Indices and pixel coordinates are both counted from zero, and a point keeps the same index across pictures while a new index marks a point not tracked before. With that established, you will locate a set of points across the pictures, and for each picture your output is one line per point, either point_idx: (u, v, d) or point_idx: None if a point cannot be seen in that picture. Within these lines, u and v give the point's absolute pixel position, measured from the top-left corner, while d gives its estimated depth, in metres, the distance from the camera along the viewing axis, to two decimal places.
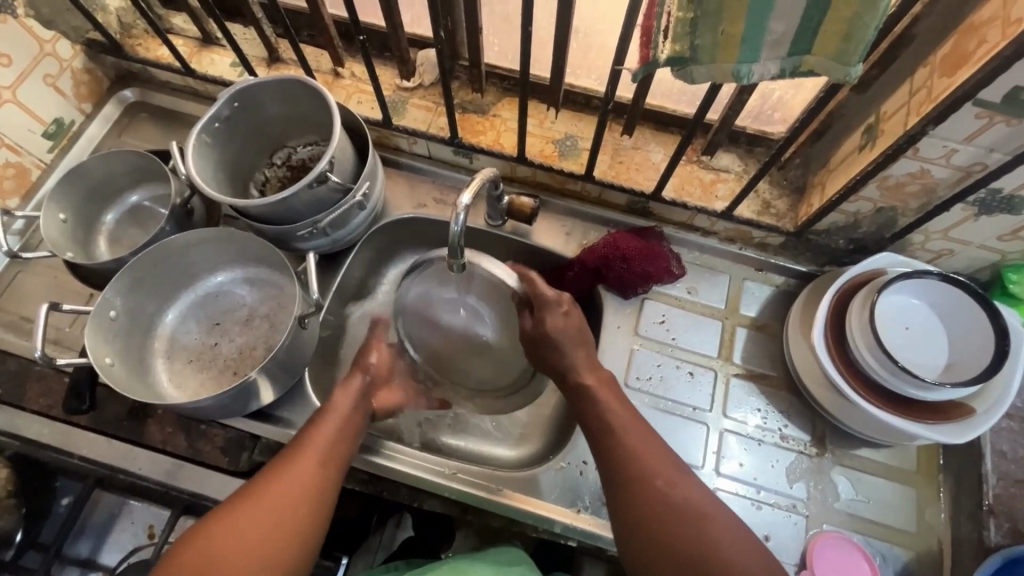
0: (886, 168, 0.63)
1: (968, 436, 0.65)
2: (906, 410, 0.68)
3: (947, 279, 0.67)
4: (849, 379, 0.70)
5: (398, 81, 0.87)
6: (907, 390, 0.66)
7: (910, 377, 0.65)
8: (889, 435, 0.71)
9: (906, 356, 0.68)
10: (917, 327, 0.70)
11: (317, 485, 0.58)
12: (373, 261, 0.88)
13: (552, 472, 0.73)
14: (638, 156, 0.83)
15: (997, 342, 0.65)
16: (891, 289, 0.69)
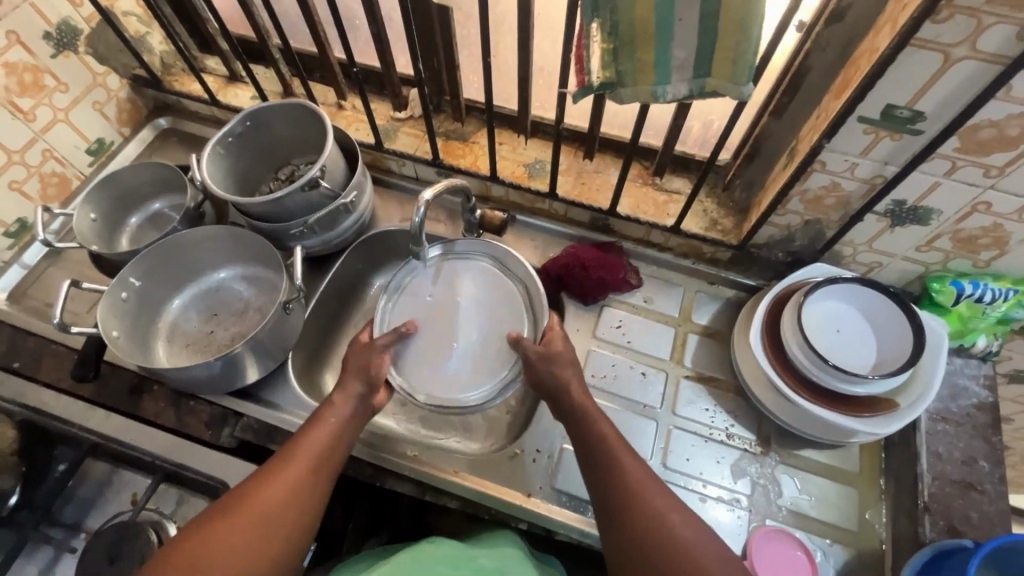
0: (802, 181, 0.71)
1: (892, 427, 0.70)
2: (838, 407, 0.73)
3: (868, 283, 0.74)
4: (785, 378, 0.75)
5: (392, 112, 1.00)
6: (837, 386, 0.71)
7: (837, 373, 0.70)
8: (827, 432, 0.75)
9: (838, 357, 0.74)
10: (848, 330, 0.75)
11: (310, 486, 0.63)
12: (362, 268, 0.98)
13: (507, 457, 0.78)
14: (598, 178, 0.93)
15: (914, 339, 0.71)
16: (820, 293, 0.75)
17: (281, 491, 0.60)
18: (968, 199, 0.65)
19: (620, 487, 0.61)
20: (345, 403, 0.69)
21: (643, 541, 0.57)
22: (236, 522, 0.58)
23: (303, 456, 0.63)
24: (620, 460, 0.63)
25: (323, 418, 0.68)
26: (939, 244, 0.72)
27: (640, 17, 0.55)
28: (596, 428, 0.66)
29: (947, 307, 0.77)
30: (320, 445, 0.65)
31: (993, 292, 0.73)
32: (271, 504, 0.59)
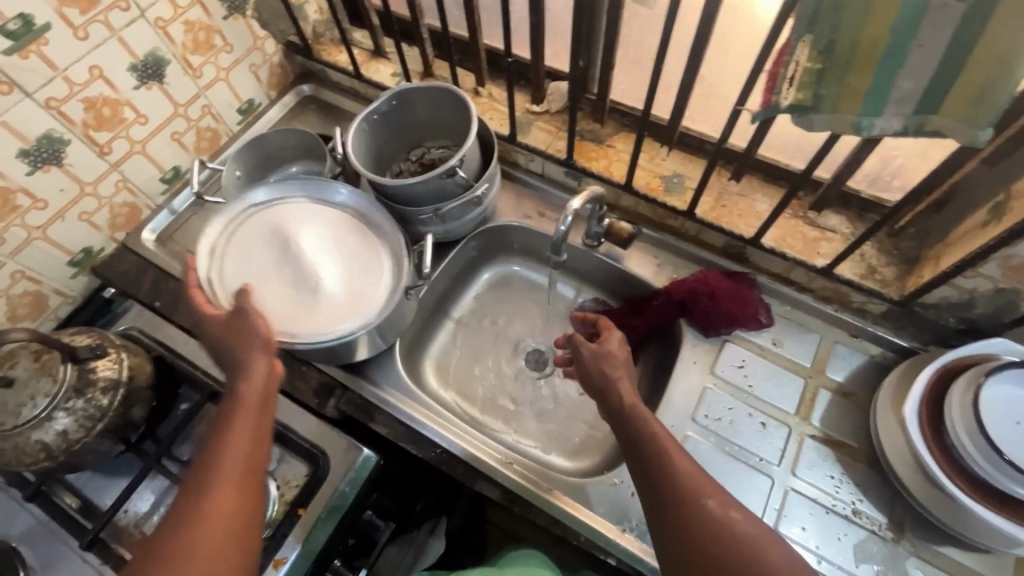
0: (1012, 245, 0.61)
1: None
2: (1012, 512, 0.62)
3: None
4: (942, 464, 0.65)
5: (529, 104, 0.97)
6: (1010, 488, 0.61)
7: (1015, 472, 0.59)
8: (983, 536, 0.65)
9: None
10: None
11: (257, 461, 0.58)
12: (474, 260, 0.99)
13: (604, 485, 0.74)
14: (742, 203, 0.85)
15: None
16: (1008, 375, 0.63)
17: (216, 501, 0.53)
18: None
19: (670, 494, 0.57)
20: (246, 377, 0.61)
21: (701, 546, 0.53)
22: (198, 536, 0.51)
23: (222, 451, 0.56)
24: (671, 456, 0.59)
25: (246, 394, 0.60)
26: None
27: (868, 37, 0.48)
28: (649, 429, 0.62)
29: None
30: (252, 422, 0.59)
31: None
32: (223, 503, 0.53)
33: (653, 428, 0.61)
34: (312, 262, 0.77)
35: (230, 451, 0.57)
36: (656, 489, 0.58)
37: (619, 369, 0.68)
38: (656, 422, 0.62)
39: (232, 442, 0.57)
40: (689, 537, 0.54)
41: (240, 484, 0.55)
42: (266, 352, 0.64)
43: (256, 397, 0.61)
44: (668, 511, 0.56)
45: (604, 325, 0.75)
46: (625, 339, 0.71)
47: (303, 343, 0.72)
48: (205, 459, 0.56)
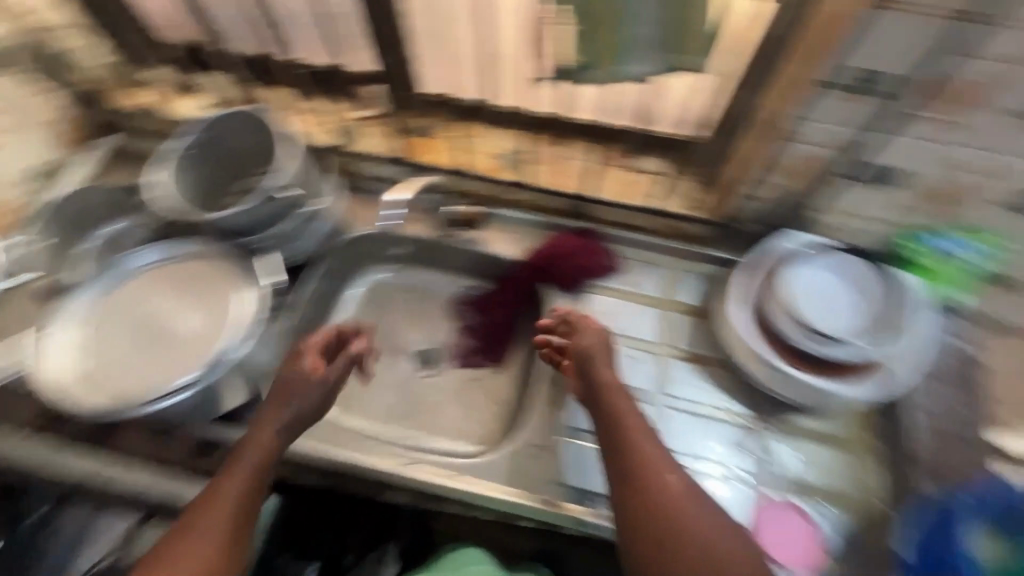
0: (776, 151, 0.72)
1: (873, 386, 0.73)
2: (824, 370, 0.75)
3: (850, 255, 0.78)
4: (770, 347, 0.78)
5: (355, 113, 0.98)
6: (822, 351, 0.73)
7: (821, 338, 0.72)
8: (815, 399, 0.76)
9: (829, 322, 0.74)
10: (833, 295, 0.76)
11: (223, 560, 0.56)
12: (338, 278, 0.97)
13: (506, 455, 0.78)
14: (571, 165, 0.92)
15: (886, 302, 0.75)
16: (803, 263, 0.78)
17: None
18: (942, 157, 0.65)
19: (645, 512, 0.56)
20: (240, 460, 0.61)
21: (660, 526, 0.55)
22: None
23: (193, 537, 0.55)
24: (635, 436, 0.61)
25: (231, 477, 0.60)
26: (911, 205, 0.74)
27: None
28: (625, 412, 0.63)
29: (917, 264, 0.77)
30: (226, 513, 0.57)
31: (959, 245, 0.72)
32: None
33: (639, 440, 0.60)
34: (176, 318, 0.79)
35: (196, 542, 0.55)
36: (624, 475, 0.59)
37: (609, 362, 0.69)
38: (639, 432, 0.61)
39: (198, 533, 0.55)
40: (658, 552, 0.54)
41: None
42: (291, 429, 0.67)
43: (243, 484, 0.60)
44: (633, 497, 0.57)
45: (577, 317, 0.76)
46: (604, 329, 0.74)
47: (190, 379, 0.72)
48: (171, 544, 0.55)
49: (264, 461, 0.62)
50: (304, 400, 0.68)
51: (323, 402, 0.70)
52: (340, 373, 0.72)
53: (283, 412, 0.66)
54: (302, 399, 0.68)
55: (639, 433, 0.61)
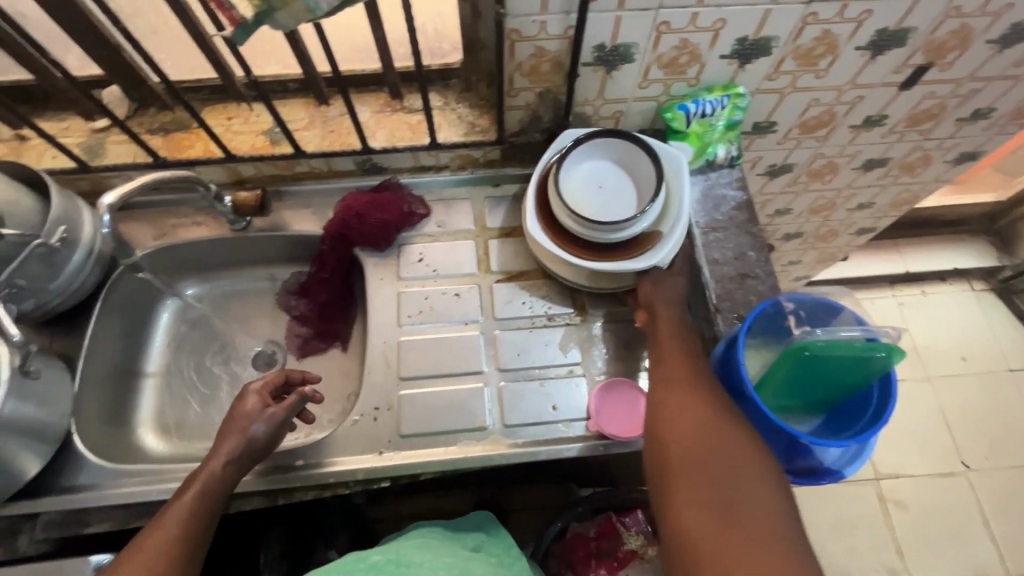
0: (511, 54, 0.72)
1: (659, 255, 0.76)
2: (615, 252, 0.77)
3: (615, 133, 0.77)
4: (568, 247, 0.77)
5: (90, 124, 0.86)
6: (605, 238, 0.75)
7: (600, 225, 0.73)
8: (623, 278, 0.80)
9: (602, 210, 0.77)
10: (609, 182, 0.78)
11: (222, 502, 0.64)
12: (137, 307, 0.88)
13: (347, 427, 0.76)
14: (344, 121, 0.88)
15: (654, 171, 0.76)
16: (574, 155, 0.78)
17: (169, 525, 0.60)
18: (650, 25, 0.69)
19: (669, 405, 0.65)
20: (238, 421, 0.68)
21: (675, 424, 0.62)
22: (144, 549, 0.57)
23: (197, 480, 0.63)
24: (664, 346, 0.72)
25: (230, 426, 0.68)
26: (652, 76, 0.77)
27: None
28: (667, 339, 0.72)
29: (684, 131, 0.83)
30: (226, 464, 0.65)
31: (711, 104, 0.80)
32: (178, 527, 0.60)
33: (679, 361, 0.69)
34: None
35: (197, 483, 0.63)
36: (663, 384, 0.68)
37: (670, 300, 0.76)
38: (678, 357, 0.70)
39: (198, 478, 0.63)
40: (665, 426, 0.63)
41: (200, 511, 0.62)
42: (241, 462, 0.66)
43: (245, 437, 0.67)
44: (662, 400, 0.66)
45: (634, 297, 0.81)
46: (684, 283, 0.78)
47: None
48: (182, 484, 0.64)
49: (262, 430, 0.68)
50: (231, 451, 0.66)
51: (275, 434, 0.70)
52: (288, 410, 0.71)
53: (226, 447, 0.66)
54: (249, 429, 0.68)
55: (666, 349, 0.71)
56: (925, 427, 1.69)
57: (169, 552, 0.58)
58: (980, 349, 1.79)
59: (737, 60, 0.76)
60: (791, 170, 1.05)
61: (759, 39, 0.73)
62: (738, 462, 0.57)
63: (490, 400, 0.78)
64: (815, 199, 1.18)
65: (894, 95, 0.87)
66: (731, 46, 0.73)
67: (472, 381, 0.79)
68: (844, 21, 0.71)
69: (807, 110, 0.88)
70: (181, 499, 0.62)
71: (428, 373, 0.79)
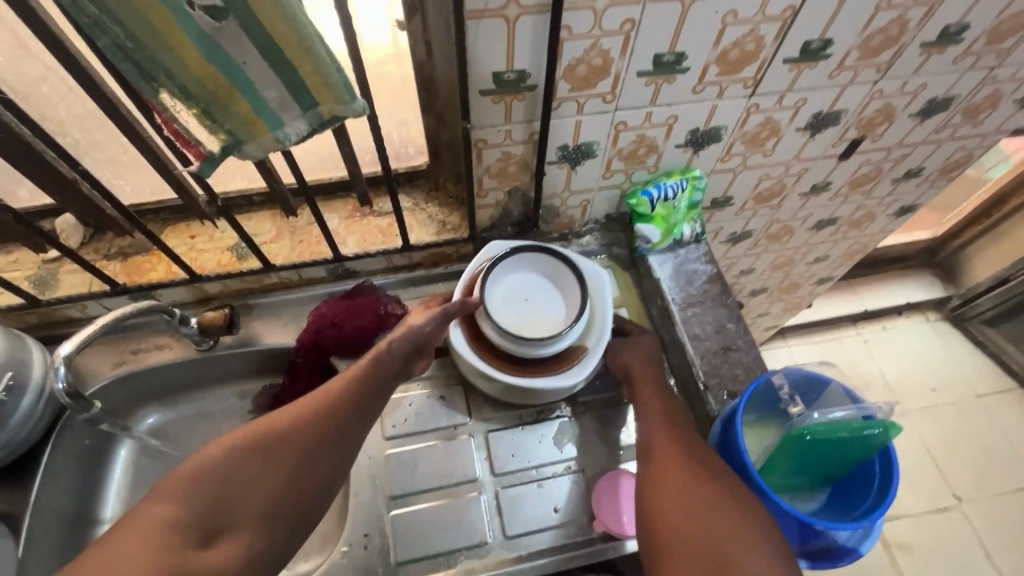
0: (479, 160, 0.73)
1: (581, 373, 0.74)
2: (538, 369, 0.74)
3: (540, 248, 0.77)
4: (494, 363, 0.74)
5: (40, 255, 0.82)
6: (532, 353, 0.73)
7: (526, 343, 0.71)
8: (548, 396, 0.77)
9: (527, 325, 0.75)
10: (535, 296, 0.76)
11: (330, 434, 0.62)
12: (92, 444, 0.81)
13: (336, 559, 0.70)
14: (313, 229, 0.87)
15: (579, 287, 0.76)
16: (501, 270, 0.76)
17: (288, 431, 0.60)
18: (608, 125, 0.72)
19: (660, 489, 0.62)
20: (376, 359, 0.67)
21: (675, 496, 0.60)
22: (276, 425, 0.60)
23: (316, 404, 0.63)
24: (650, 415, 0.70)
25: (353, 369, 0.66)
26: (615, 167, 0.80)
27: (202, 75, 0.50)
28: (653, 412, 0.70)
29: (649, 214, 0.86)
30: (340, 395, 0.64)
31: (672, 188, 0.84)
32: (304, 424, 0.61)
33: (667, 431, 0.67)
34: None
35: (309, 403, 0.63)
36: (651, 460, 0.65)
37: (647, 375, 0.75)
38: (665, 428, 0.68)
39: (312, 399, 0.63)
40: (659, 504, 0.61)
41: (319, 429, 0.61)
42: (372, 379, 0.66)
43: (362, 379, 0.65)
44: (654, 475, 0.64)
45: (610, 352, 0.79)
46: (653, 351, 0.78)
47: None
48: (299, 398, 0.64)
49: (398, 364, 0.69)
50: (359, 377, 0.65)
51: (428, 338, 0.71)
52: (419, 346, 0.71)
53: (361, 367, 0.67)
54: (416, 329, 0.70)
55: (653, 423, 0.69)
56: (912, 462, 1.70)
57: (263, 455, 0.58)
58: (946, 377, 1.85)
59: (692, 148, 0.80)
60: (751, 236, 1.10)
61: (709, 129, 0.78)
62: (732, 543, 0.56)
63: (488, 509, 0.74)
64: (775, 258, 1.24)
65: (835, 165, 0.93)
66: (685, 136, 0.78)
67: (468, 490, 0.75)
68: (783, 108, 0.77)
69: (760, 184, 0.93)
70: (300, 405, 0.63)
71: (419, 486, 0.75)
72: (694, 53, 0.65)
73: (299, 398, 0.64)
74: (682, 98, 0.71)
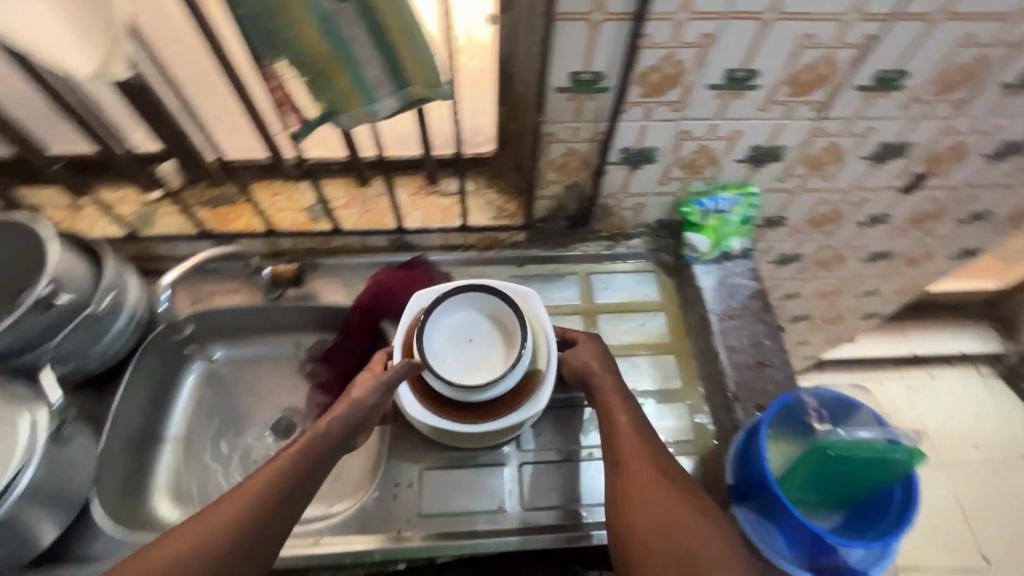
0: (544, 153, 0.78)
1: (546, 396, 0.74)
2: (495, 406, 0.74)
3: (467, 289, 0.76)
4: (454, 414, 0.74)
5: (142, 196, 0.92)
6: (489, 393, 0.73)
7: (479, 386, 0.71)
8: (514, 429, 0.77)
9: (476, 367, 0.75)
10: (475, 336, 0.76)
11: (267, 524, 0.60)
12: (165, 369, 0.90)
13: (367, 503, 0.76)
14: (381, 201, 0.94)
15: (518, 321, 0.75)
16: (436, 315, 0.76)
17: (219, 526, 0.58)
18: (672, 132, 0.75)
19: (628, 497, 0.64)
20: (317, 432, 0.67)
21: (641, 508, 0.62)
22: (202, 525, 0.59)
23: (255, 487, 0.62)
24: (611, 418, 0.71)
25: (299, 442, 0.66)
26: (672, 174, 0.83)
27: (317, 49, 0.56)
28: (612, 418, 0.71)
29: (700, 224, 0.88)
30: (279, 475, 0.63)
31: (726, 201, 0.86)
32: (234, 522, 0.59)
33: (631, 437, 0.69)
34: None
35: (238, 493, 0.61)
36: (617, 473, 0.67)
37: (605, 379, 0.75)
38: (628, 432, 0.69)
39: (251, 483, 0.62)
40: (628, 514, 0.63)
41: (253, 522, 0.60)
42: (339, 424, 0.68)
43: (302, 458, 0.64)
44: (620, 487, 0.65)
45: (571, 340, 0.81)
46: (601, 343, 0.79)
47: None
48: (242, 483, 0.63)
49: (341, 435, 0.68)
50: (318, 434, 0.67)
51: (369, 415, 0.71)
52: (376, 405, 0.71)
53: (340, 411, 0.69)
54: (357, 406, 0.70)
55: (617, 430, 0.70)
56: (940, 516, 1.64)
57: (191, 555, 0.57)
58: (989, 435, 1.78)
59: (751, 164, 0.82)
60: (799, 259, 1.10)
61: (771, 147, 0.79)
62: (704, 567, 0.57)
63: (510, 481, 0.78)
64: (821, 286, 1.23)
65: (896, 198, 0.93)
66: (746, 151, 0.80)
67: (493, 460, 0.80)
68: (849, 135, 0.78)
69: (815, 209, 0.94)
70: (231, 499, 0.61)
71: (450, 449, 0.80)
72: (767, 71, 0.67)
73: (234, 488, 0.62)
74: (748, 114, 0.73)
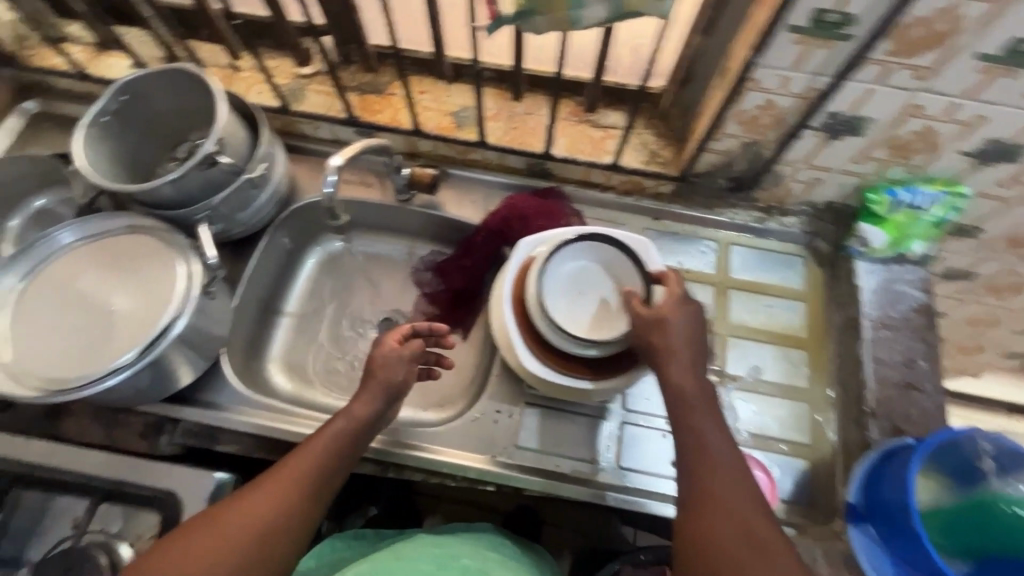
0: (737, 102, 0.68)
1: None
2: (619, 360, 0.70)
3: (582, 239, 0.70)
4: (576, 371, 0.70)
5: (296, 69, 0.90)
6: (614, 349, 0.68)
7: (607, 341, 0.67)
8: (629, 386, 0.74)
9: (594, 321, 0.70)
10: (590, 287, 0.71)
11: (301, 512, 0.57)
12: (291, 246, 0.93)
13: (468, 421, 0.78)
14: (530, 120, 0.87)
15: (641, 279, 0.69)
16: (554, 263, 0.71)
17: (246, 516, 0.55)
18: (899, 104, 0.64)
19: (697, 462, 0.57)
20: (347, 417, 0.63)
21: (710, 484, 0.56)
22: (230, 518, 0.55)
23: (281, 473, 0.58)
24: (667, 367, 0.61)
25: (325, 429, 0.63)
26: (873, 153, 0.72)
27: None
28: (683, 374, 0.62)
29: (883, 216, 0.77)
30: (312, 460, 0.60)
31: (927, 197, 0.73)
32: (259, 514, 0.55)
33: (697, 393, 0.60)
34: (104, 294, 0.71)
35: (268, 481, 0.58)
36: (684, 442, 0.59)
37: (685, 326, 0.63)
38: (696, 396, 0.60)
39: (280, 468, 0.59)
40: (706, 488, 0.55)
41: (282, 510, 0.56)
42: (373, 401, 0.65)
43: (329, 441, 0.61)
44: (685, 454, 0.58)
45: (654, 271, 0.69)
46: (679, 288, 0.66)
47: (130, 357, 0.64)
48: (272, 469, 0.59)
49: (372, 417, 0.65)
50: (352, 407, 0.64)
51: (402, 389, 0.67)
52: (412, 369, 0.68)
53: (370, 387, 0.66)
54: (388, 383, 0.66)
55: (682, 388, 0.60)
56: None
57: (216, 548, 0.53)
58: None
59: (977, 159, 0.69)
60: (969, 278, 0.96)
61: (1014, 144, 0.66)
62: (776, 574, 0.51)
63: (610, 437, 0.76)
64: (978, 312, 1.08)
65: None
66: (979, 144, 0.67)
67: (597, 412, 0.78)
68: None
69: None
70: (258, 486, 0.58)
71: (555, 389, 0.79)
72: None
73: (263, 474, 0.59)
74: (1008, 100, 0.60)
